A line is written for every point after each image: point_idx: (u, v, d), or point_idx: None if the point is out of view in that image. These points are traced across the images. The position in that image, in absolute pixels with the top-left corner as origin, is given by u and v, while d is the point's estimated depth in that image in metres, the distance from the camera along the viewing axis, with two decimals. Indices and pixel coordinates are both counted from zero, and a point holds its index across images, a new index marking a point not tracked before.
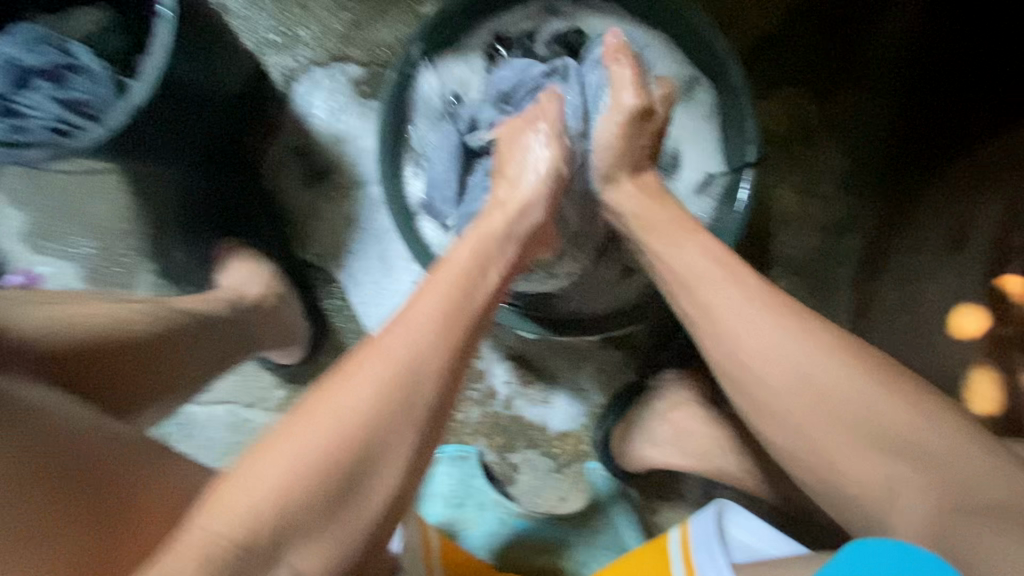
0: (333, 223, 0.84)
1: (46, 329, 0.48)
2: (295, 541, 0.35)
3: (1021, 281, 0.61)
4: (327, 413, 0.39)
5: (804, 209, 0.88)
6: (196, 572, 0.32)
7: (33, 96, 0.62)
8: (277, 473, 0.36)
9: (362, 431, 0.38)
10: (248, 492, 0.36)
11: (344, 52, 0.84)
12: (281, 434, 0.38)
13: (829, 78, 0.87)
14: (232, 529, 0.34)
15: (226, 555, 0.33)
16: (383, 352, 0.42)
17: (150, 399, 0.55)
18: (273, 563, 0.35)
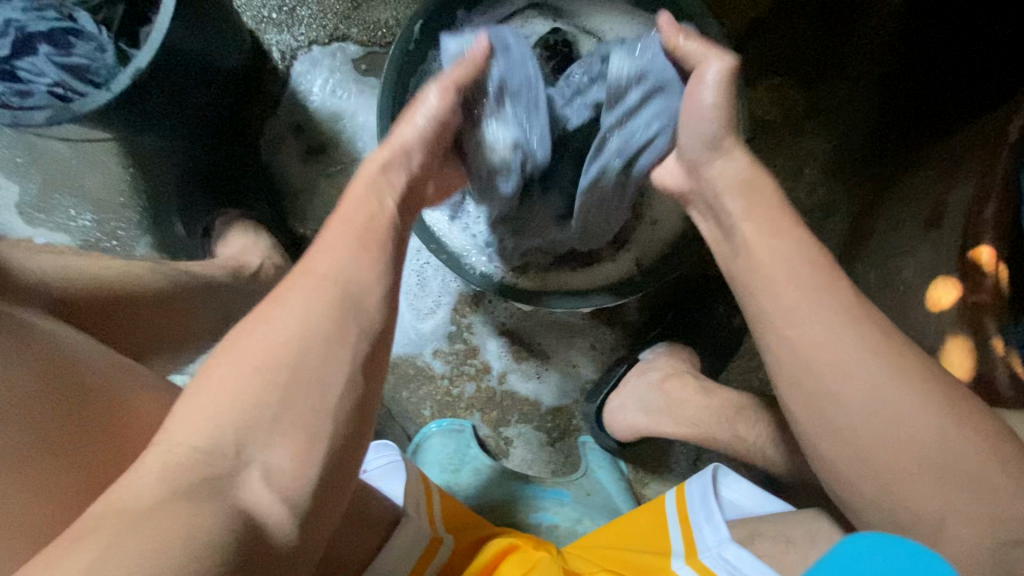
0: (331, 197, 0.85)
1: (55, 276, 0.49)
2: (258, 443, 0.36)
3: (991, 251, 0.63)
4: (279, 324, 0.40)
5: (790, 192, 0.91)
6: (155, 478, 0.33)
7: (35, 60, 0.62)
8: (239, 380, 0.37)
9: (308, 339, 0.39)
10: (215, 396, 0.37)
11: (344, 31, 0.85)
12: (239, 346, 0.39)
13: (813, 67, 0.90)
14: (191, 439, 0.35)
15: (183, 462, 0.34)
16: (322, 277, 0.43)
17: (159, 348, 0.57)
18: (237, 467, 0.35)
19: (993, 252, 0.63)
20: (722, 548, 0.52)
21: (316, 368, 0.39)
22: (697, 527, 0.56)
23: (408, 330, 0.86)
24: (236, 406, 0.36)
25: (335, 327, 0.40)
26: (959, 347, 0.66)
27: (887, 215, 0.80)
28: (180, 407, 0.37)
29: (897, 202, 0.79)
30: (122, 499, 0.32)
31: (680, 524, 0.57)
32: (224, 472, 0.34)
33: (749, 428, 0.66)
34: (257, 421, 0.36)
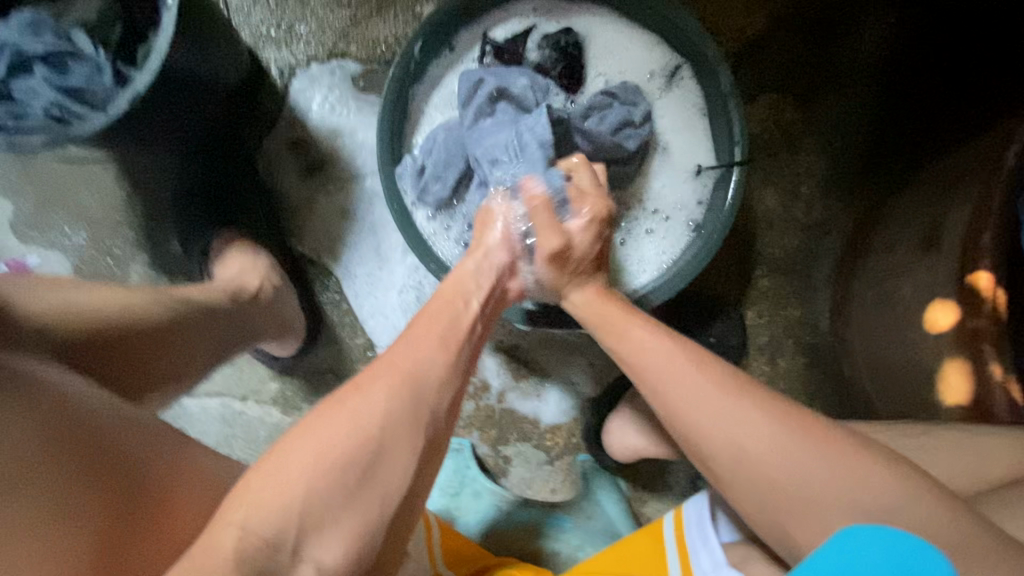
0: (329, 215, 0.85)
1: (52, 314, 0.48)
2: (318, 534, 0.37)
3: (989, 276, 0.66)
4: (339, 418, 0.40)
5: (787, 210, 0.92)
6: (230, 562, 0.34)
7: (32, 82, 0.62)
8: (300, 475, 0.37)
9: (383, 430, 0.41)
10: (272, 488, 0.37)
11: (342, 49, 0.85)
12: (298, 436, 0.39)
13: (811, 85, 0.91)
14: (264, 523, 0.36)
15: (254, 545, 0.35)
16: (386, 367, 0.45)
17: (157, 387, 0.56)
18: (296, 557, 0.36)
19: (991, 277, 0.66)
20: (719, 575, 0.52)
21: (387, 459, 0.40)
22: (694, 557, 0.55)
23: None
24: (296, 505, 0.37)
25: (404, 416, 0.42)
26: (959, 371, 0.67)
27: (884, 235, 0.81)
28: (236, 497, 0.37)
29: (894, 222, 0.79)
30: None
31: (679, 553, 0.57)
32: (234, 565, 0.34)
33: None
34: (317, 513, 0.37)
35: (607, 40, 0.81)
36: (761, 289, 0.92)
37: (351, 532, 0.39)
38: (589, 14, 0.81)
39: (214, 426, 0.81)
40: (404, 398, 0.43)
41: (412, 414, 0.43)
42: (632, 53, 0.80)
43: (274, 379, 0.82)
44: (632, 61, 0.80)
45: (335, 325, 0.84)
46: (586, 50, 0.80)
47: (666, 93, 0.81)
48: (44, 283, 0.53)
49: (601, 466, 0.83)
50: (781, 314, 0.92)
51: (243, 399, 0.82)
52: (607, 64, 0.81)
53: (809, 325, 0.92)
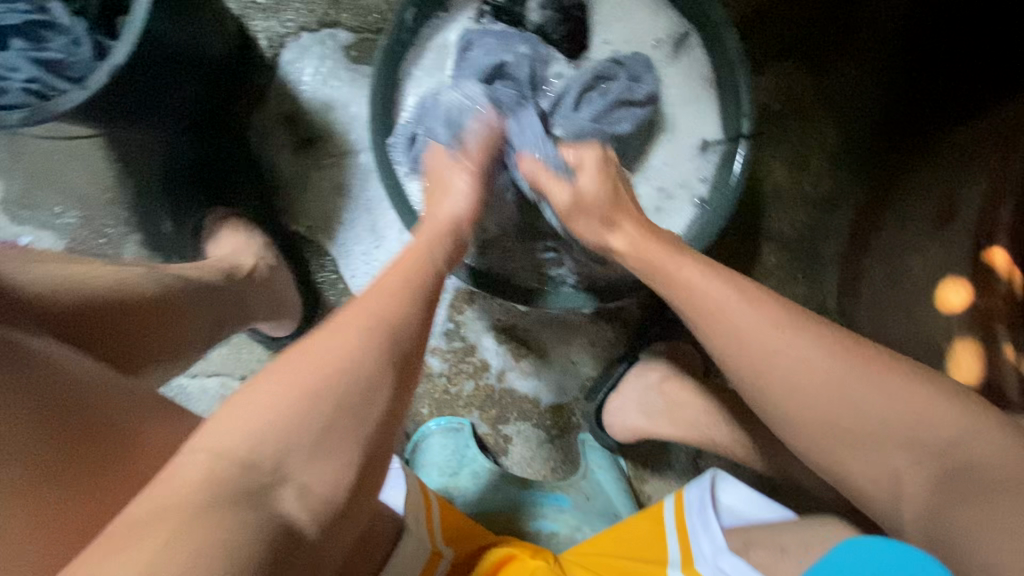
0: (323, 192, 0.82)
1: (39, 287, 0.46)
2: (294, 464, 0.37)
3: (1005, 253, 0.64)
4: (317, 351, 0.41)
5: (794, 185, 0.89)
6: (202, 481, 0.34)
7: (8, 54, 0.59)
8: (273, 401, 0.38)
9: (356, 367, 0.41)
10: (244, 417, 0.37)
11: (334, 17, 0.81)
12: (272, 371, 0.40)
13: (822, 53, 0.87)
14: (238, 445, 0.36)
15: (227, 467, 0.35)
16: (360, 309, 0.46)
17: (158, 356, 0.55)
18: (274, 479, 0.36)
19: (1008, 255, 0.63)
20: (718, 557, 0.52)
21: (360, 395, 0.41)
22: (694, 537, 0.55)
23: None
24: (267, 427, 0.37)
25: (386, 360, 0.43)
26: (971, 350, 0.66)
27: (894, 210, 0.78)
28: (206, 429, 0.38)
29: (906, 197, 0.77)
30: (170, 497, 0.33)
31: (678, 535, 0.56)
32: (206, 494, 0.33)
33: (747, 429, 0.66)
34: (286, 442, 0.37)
35: (613, 4, 0.77)
36: (767, 266, 0.90)
37: (334, 486, 0.38)
38: None
39: (213, 406, 0.81)
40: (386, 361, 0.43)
41: (385, 355, 0.43)
42: (638, 19, 0.77)
43: (272, 359, 0.82)
44: (637, 28, 0.77)
45: (332, 305, 0.83)
46: (592, 14, 0.77)
47: (672, 61, 0.77)
48: (39, 256, 0.52)
49: (601, 445, 0.83)
50: (788, 292, 0.90)
51: (242, 379, 0.81)
52: (612, 30, 0.77)
53: (816, 303, 0.90)
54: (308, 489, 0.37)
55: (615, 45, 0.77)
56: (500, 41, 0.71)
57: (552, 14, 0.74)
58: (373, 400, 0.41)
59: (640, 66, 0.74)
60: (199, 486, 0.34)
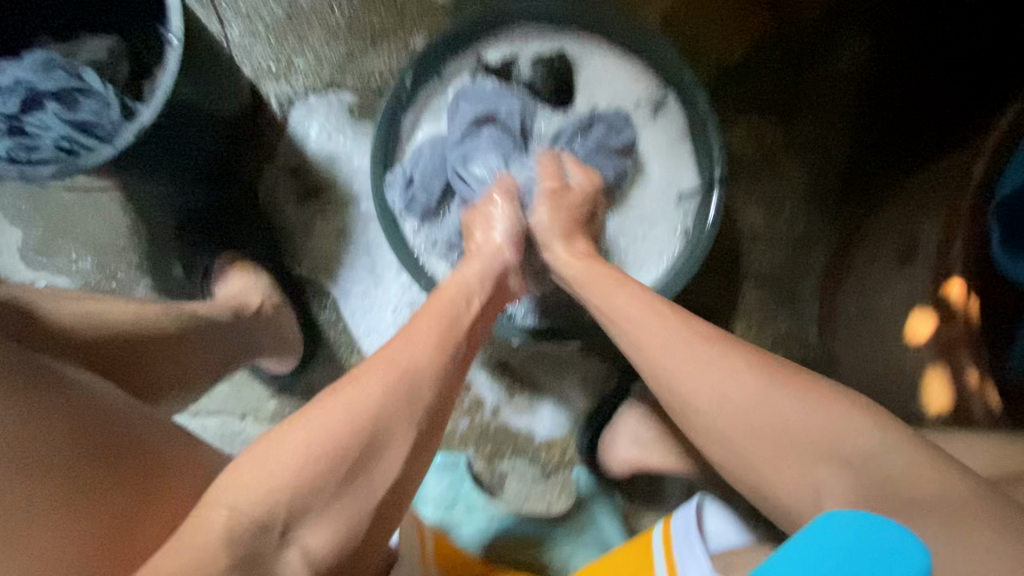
0: (325, 237, 0.87)
1: (73, 322, 0.52)
2: (305, 518, 0.41)
3: (962, 285, 0.66)
4: (337, 408, 0.45)
5: (771, 226, 0.95)
6: (219, 539, 0.37)
7: (43, 116, 0.64)
8: (294, 457, 0.42)
9: (369, 421, 0.45)
10: (268, 472, 0.41)
11: (339, 80, 0.89)
12: (295, 423, 0.44)
13: (790, 106, 0.95)
14: (254, 501, 0.40)
15: (245, 521, 0.39)
16: (386, 362, 0.50)
17: (174, 389, 0.59)
18: (283, 538, 0.40)
19: (964, 287, 0.66)
20: None
21: (370, 458, 0.45)
22: (681, 562, 0.55)
23: None
24: (289, 481, 0.41)
25: (399, 420, 0.47)
26: (939, 378, 0.68)
27: (864, 249, 0.83)
28: (226, 481, 0.41)
29: (873, 237, 0.82)
30: (190, 549, 0.36)
31: (666, 559, 0.57)
32: (223, 552, 0.37)
33: None
34: (298, 500, 0.41)
35: (596, 67, 0.84)
36: (749, 303, 0.94)
37: (335, 545, 0.42)
38: (578, 37, 0.83)
39: (213, 444, 0.83)
40: (392, 425, 0.46)
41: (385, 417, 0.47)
42: (619, 81, 0.84)
43: (272, 398, 0.84)
44: (620, 90, 0.84)
45: (332, 344, 0.86)
46: (577, 76, 0.84)
47: (653, 121, 0.84)
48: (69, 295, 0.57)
49: (595, 482, 0.84)
50: (770, 327, 0.94)
51: (242, 418, 0.84)
52: (595, 91, 0.84)
53: (798, 337, 0.94)
54: (308, 550, 0.41)
55: (599, 106, 0.84)
56: (486, 96, 0.79)
57: (540, 75, 0.82)
58: (378, 461, 0.45)
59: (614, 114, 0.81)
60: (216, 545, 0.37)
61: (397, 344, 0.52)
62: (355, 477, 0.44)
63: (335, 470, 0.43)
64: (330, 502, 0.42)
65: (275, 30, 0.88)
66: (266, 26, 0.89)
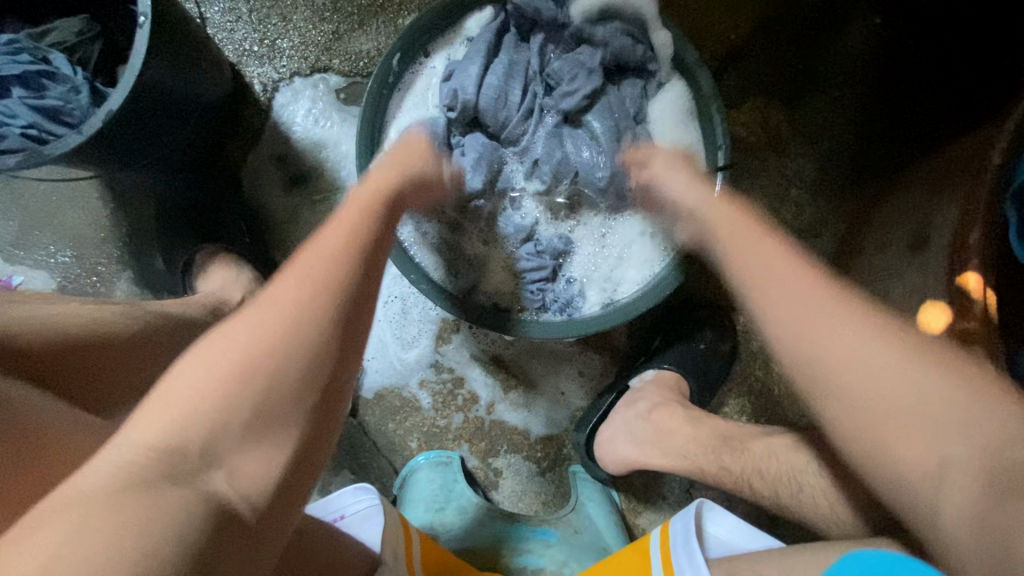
0: (313, 227, 0.84)
1: (26, 324, 0.47)
2: (228, 444, 0.36)
3: (978, 278, 0.61)
4: (244, 331, 0.41)
5: (776, 214, 0.91)
6: (116, 481, 0.32)
7: (8, 103, 0.61)
8: (193, 386, 0.37)
9: (281, 332, 0.41)
10: (174, 403, 0.36)
11: (325, 63, 0.85)
12: (196, 354, 0.39)
13: (797, 86, 0.90)
14: (154, 433, 0.35)
15: (152, 453, 0.34)
16: (300, 273, 0.45)
17: (131, 401, 0.54)
18: (208, 465, 0.35)
19: (981, 279, 0.61)
20: None
21: (292, 381, 0.40)
22: (676, 565, 0.53)
23: (393, 360, 0.84)
24: (202, 412, 0.36)
25: (318, 330, 0.42)
26: None
27: (875, 238, 0.80)
28: (134, 421, 0.36)
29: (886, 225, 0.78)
30: (94, 482, 0.32)
31: (662, 566, 0.53)
32: (121, 480, 0.32)
33: (734, 459, 0.65)
34: (214, 425, 0.36)
35: None
36: None
37: (269, 475, 0.37)
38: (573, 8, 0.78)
39: None
40: (310, 332, 0.42)
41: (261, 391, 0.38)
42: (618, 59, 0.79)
43: None
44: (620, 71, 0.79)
45: None
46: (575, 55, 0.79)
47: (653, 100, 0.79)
48: (29, 296, 0.53)
49: (594, 478, 0.82)
50: None
51: None
52: None
53: None
54: (238, 480, 0.36)
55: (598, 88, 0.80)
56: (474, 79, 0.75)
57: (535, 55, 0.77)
58: (305, 386, 0.40)
59: (609, 99, 0.77)
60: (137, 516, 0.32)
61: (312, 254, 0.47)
62: (277, 396, 0.39)
63: (188, 465, 0.35)
64: (253, 426, 0.37)
65: (258, 10, 0.84)
66: (248, 6, 0.84)
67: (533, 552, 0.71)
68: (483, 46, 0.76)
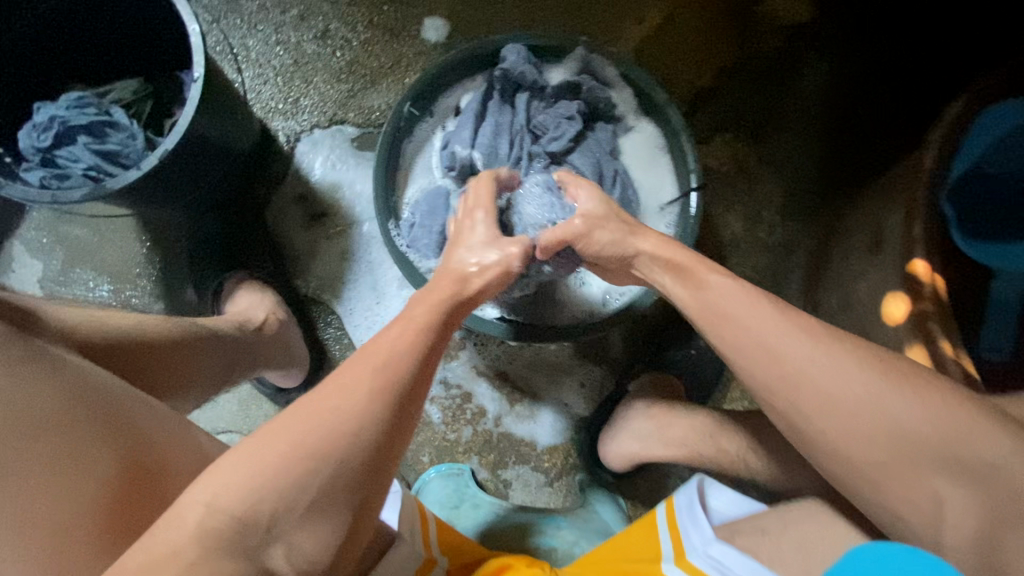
0: (331, 258, 0.92)
1: (78, 326, 0.53)
2: (289, 522, 0.39)
3: (924, 263, 0.69)
4: (316, 410, 0.42)
5: (750, 233, 1.00)
6: (193, 535, 0.37)
7: (75, 149, 0.71)
8: (265, 459, 0.40)
9: (350, 421, 0.42)
10: (251, 468, 0.39)
11: (342, 116, 0.97)
12: (269, 426, 0.42)
13: (757, 123, 1.02)
14: (231, 501, 0.38)
15: (220, 521, 0.37)
16: (369, 352, 0.49)
17: (175, 391, 0.61)
18: (266, 538, 0.38)
19: (927, 264, 0.69)
20: (707, 548, 0.52)
21: (353, 466, 0.42)
22: (684, 534, 0.55)
23: None
24: (272, 482, 0.39)
25: (380, 416, 0.44)
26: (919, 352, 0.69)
27: (840, 245, 0.88)
28: (205, 478, 0.39)
29: (848, 233, 0.87)
30: (169, 542, 0.36)
31: (669, 533, 0.56)
32: (196, 546, 0.36)
33: (730, 443, 0.69)
34: (280, 504, 0.39)
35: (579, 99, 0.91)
36: None
37: (323, 548, 0.40)
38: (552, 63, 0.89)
39: None
40: (372, 419, 0.43)
41: (303, 475, 0.39)
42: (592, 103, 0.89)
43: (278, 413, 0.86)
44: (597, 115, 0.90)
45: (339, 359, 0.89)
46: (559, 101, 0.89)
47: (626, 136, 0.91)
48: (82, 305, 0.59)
49: (598, 482, 0.85)
50: None
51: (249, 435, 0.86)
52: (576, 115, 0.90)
53: None
54: (294, 549, 0.39)
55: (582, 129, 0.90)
56: (470, 128, 0.86)
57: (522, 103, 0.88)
58: (364, 472, 0.42)
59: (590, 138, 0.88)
60: (189, 537, 0.37)
61: (385, 337, 0.51)
62: (342, 479, 0.41)
63: (251, 539, 0.38)
64: (313, 507, 0.40)
65: (283, 75, 0.97)
66: (275, 72, 0.97)
67: (547, 533, 0.73)
68: (470, 115, 0.86)
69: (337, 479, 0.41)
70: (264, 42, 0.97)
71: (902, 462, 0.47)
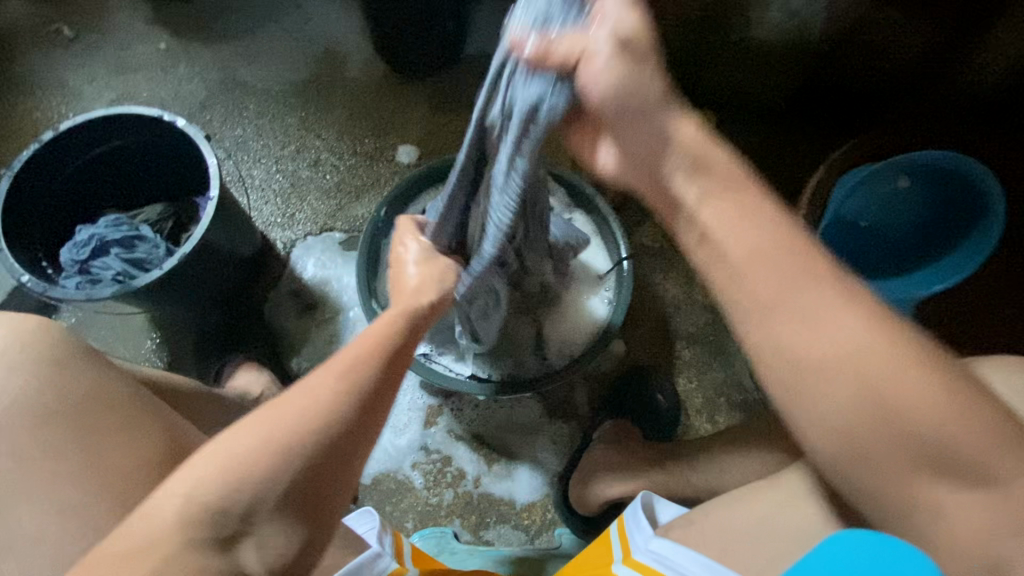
0: (321, 342, 1.04)
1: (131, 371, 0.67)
2: (260, 513, 0.43)
3: None
4: (286, 411, 0.46)
5: (688, 295, 1.14)
6: (174, 521, 0.41)
7: (107, 259, 0.86)
8: (236, 451, 0.44)
9: (319, 419, 0.46)
10: (230, 457, 0.44)
11: (330, 224, 1.15)
12: (249, 418, 0.46)
13: (681, 205, 1.18)
14: (210, 488, 0.42)
15: (197, 511, 0.42)
16: (345, 357, 0.52)
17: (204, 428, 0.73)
18: (243, 527, 0.43)
19: None
20: (649, 544, 0.57)
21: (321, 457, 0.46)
22: (631, 538, 0.60)
23: (386, 447, 0.96)
24: (251, 469, 0.43)
25: (345, 411, 0.48)
26: None
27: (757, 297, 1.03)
28: (188, 468, 0.44)
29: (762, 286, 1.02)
30: (153, 529, 0.41)
31: (620, 540, 0.61)
32: (178, 533, 0.41)
33: (680, 469, 0.77)
34: (255, 496, 0.43)
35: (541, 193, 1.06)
36: (685, 359, 1.10)
37: (287, 544, 0.44)
38: None
39: None
40: (335, 411, 0.47)
41: (276, 472, 0.44)
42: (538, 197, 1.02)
43: None
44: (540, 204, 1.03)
45: None
46: None
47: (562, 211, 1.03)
48: None
49: (576, 534, 0.90)
50: (708, 377, 1.09)
51: None
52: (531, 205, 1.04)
53: (735, 384, 1.08)
54: (264, 543, 0.43)
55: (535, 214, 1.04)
56: None
57: None
58: (325, 464, 0.46)
59: None
60: (169, 528, 0.41)
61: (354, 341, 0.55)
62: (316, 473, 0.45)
63: (226, 525, 0.42)
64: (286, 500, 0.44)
65: (281, 196, 1.17)
66: (275, 193, 1.17)
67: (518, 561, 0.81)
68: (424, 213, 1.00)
69: (313, 472, 0.45)
70: (266, 171, 1.19)
71: (901, 456, 0.42)
